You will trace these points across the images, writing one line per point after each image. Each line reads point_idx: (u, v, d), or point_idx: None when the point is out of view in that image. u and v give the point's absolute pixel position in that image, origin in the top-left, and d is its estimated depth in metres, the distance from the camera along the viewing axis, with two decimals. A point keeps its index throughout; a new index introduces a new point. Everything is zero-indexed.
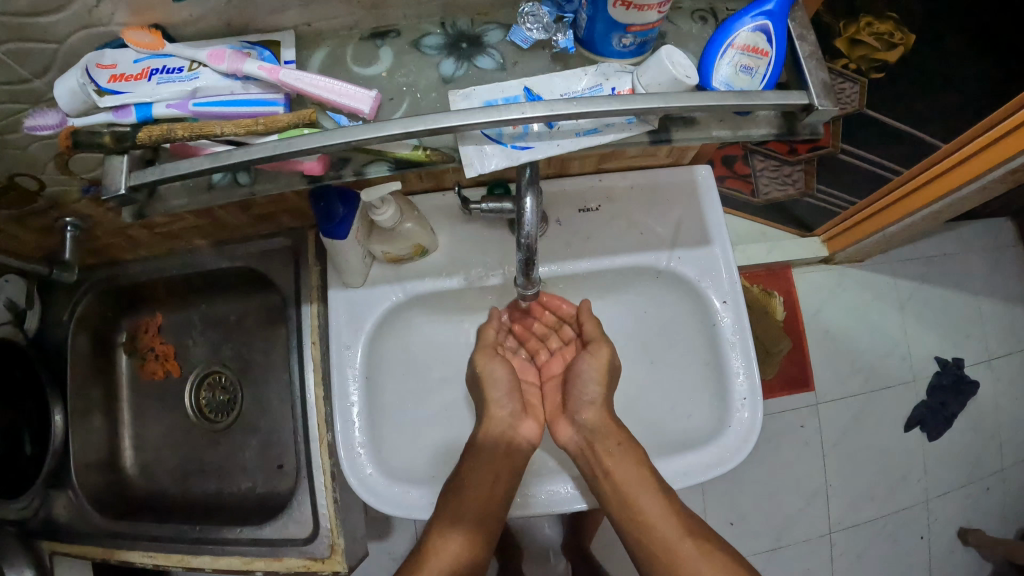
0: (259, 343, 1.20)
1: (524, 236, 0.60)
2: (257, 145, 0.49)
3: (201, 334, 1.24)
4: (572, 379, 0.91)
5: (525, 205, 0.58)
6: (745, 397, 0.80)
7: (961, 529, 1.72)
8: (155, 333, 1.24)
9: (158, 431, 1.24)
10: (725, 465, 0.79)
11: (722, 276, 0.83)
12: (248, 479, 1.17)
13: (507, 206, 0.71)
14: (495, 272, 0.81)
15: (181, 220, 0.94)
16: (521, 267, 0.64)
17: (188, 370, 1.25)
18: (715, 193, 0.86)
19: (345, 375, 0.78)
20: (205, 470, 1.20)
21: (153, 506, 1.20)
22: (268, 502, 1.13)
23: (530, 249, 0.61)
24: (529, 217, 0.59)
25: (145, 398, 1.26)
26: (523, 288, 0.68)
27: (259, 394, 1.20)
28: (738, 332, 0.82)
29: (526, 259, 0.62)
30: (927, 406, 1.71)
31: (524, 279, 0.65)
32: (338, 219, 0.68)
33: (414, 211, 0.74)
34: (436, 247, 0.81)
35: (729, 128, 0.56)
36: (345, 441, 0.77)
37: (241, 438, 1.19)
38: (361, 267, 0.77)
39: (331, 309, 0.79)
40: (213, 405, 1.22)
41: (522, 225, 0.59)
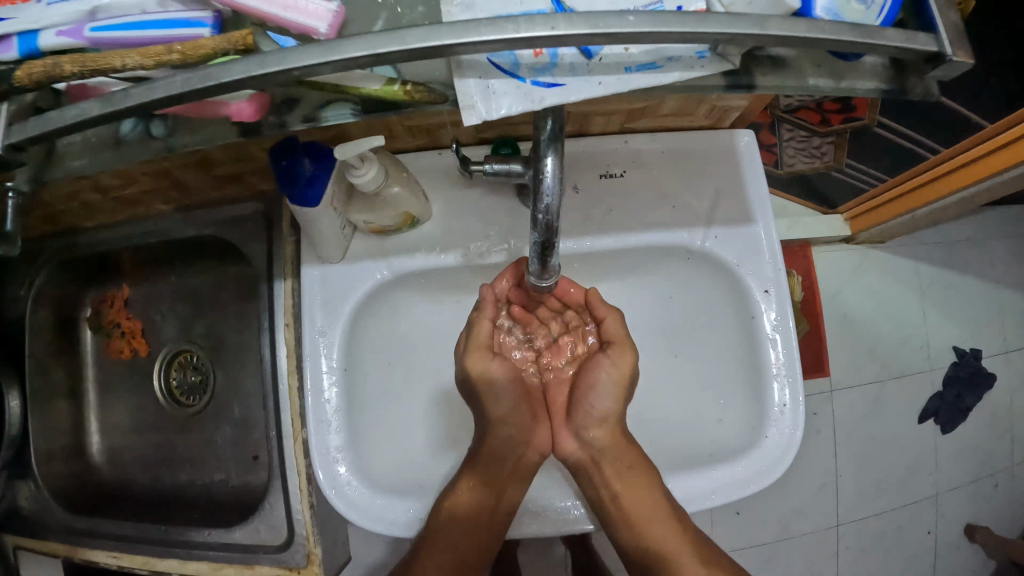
0: (232, 320, 1.08)
1: (541, 211, 0.47)
2: (163, 82, 0.38)
3: (170, 309, 1.12)
4: (584, 387, 0.77)
5: (545, 168, 0.45)
6: (785, 404, 0.69)
7: (968, 525, 1.64)
8: (120, 308, 1.13)
9: (127, 415, 1.13)
10: (759, 482, 0.68)
11: (765, 262, 0.71)
12: (221, 470, 1.06)
13: (517, 168, 0.58)
14: (496, 246, 0.68)
15: (136, 182, 0.80)
16: (534, 250, 0.51)
17: (157, 350, 1.12)
18: (759, 164, 0.73)
19: (318, 366, 0.66)
20: (175, 459, 1.09)
21: (120, 498, 1.09)
22: (239, 498, 1.02)
23: (548, 228, 0.48)
24: (550, 186, 0.46)
25: (111, 378, 1.14)
26: (535, 274, 0.55)
27: (232, 376, 1.08)
28: (781, 327, 0.70)
29: (544, 239, 0.49)
30: (943, 398, 1.61)
31: (537, 264, 0.53)
32: (304, 180, 0.54)
33: (402, 172, 0.61)
34: (428, 217, 0.67)
35: (828, 75, 0.45)
36: (319, 445, 0.66)
37: (212, 424, 1.08)
38: (336, 241, 0.63)
39: (304, 289, 0.67)
40: (185, 387, 1.11)
41: (541, 196, 0.46)
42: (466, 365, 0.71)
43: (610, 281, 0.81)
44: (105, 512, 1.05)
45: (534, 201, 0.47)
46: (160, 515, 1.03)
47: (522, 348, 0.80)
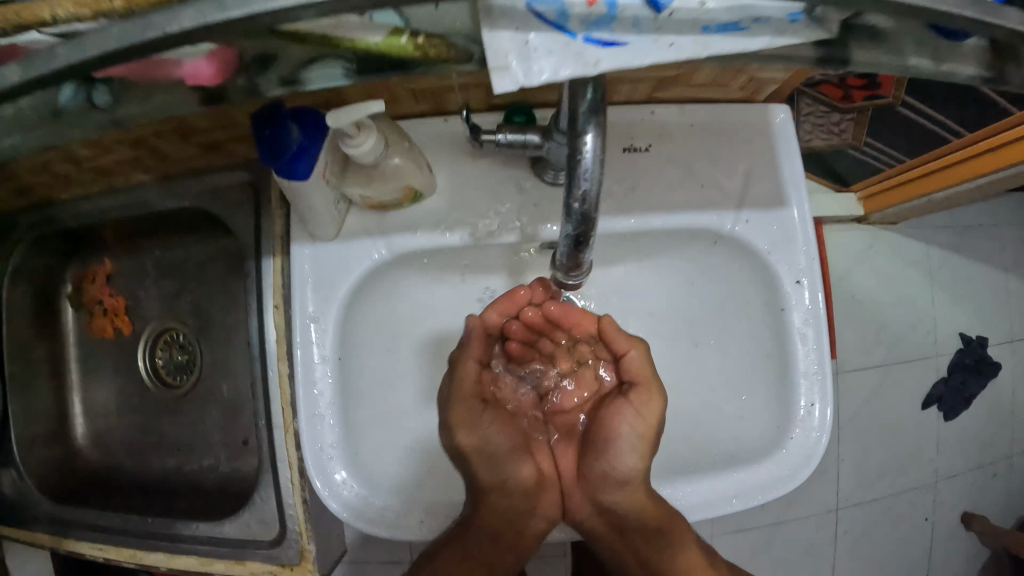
0: (219, 297, 1.01)
1: (576, 199, 0.42)
2: (97, 34, 0.33)
3: (155, 284, 1.05)
4: (604, 445, 0.70)
5: (583, 149, 0.40)
6: (813, 403, 0.65)
7: (965, 513, 1.54)
8: (103, 284, 1.05)
9: (113, 398, 1.07)
10: (780, 487, 0.64)
11: (798, 250, 0.65)
12: (209, 456, 1.01)
13: (534, 139, 0.53)
14: (503, 220, 0.59)
15: (111, 151, 0.72)
16: (564, 243, 0.46)
17: (141, 327, 1.06)
18: (796, 143, 0.66)
19: (308, 356, 0.58)
20: (164, 443, 1.04)
21: (107, 484, 1.04)
22: (229, 486, 0.97)
23: (582, 218, 0.43)
24: (588, 167, 0.40)
25: (96, 357, 1.08)
26: (560, 268, 0.51)
27: (221, 357, 1.01)
28: (813, 321, 0.65)
29: (577, 231, 0.44)
30: (946, 385, 1.51)
31: (568, 260, 0.48)
32: (293, 152, 0.48)
33: (404, 141, 0.54)
34: (431, 191, 0.58)
35: (929, 56, 0.41)
36: (311, 442, 0.59)
37: (201, 406, 1.02)
38: (329, 217, 0.55)
39: (295, 266, 0.58)
40: (171, 366, 1.05)
41: (577, 182, 0.41)
42: (449, 418, 0.66)
43: (625, 262, 0.74)
44: (93, 500, 1.00)
45: (569, 187, 0.42)
46: (147, 502, 0.99)
47: (527, 404, 0.73)
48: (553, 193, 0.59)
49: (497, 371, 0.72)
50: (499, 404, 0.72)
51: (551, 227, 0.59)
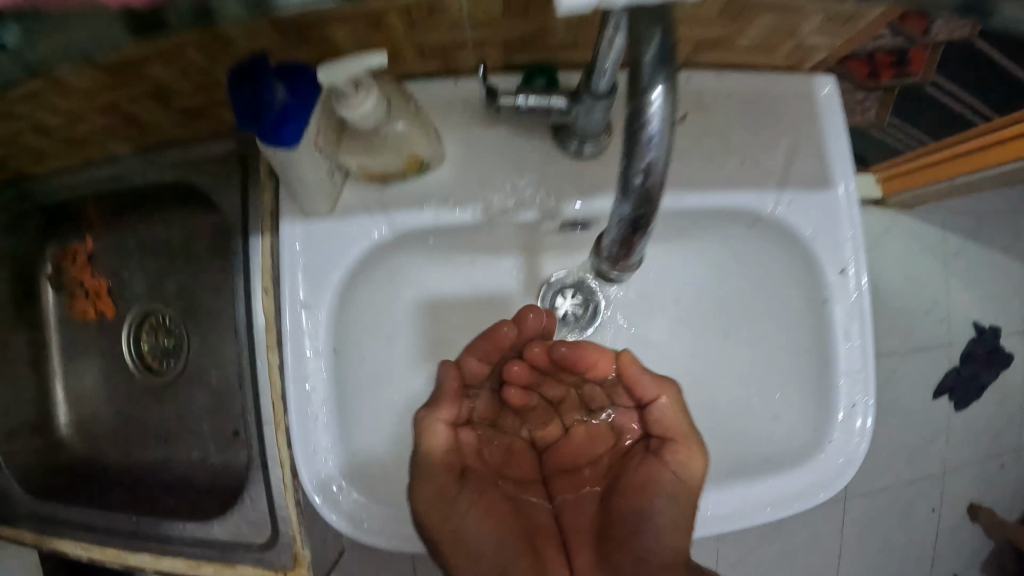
0: (202, 277, 0.90)
1: (636, 175, 0.36)
2: None
3: (138, 264, 0.94)
4: (632, 525, 0.58)
5: (650, 115, 0.33)
6: (854, 404, 0.59)
7: (972, 504, 1.35)
8: (84, 264, 0.96)
9: (98, 386, 0.99)
10: (818, 496, 0.58)
11: (844, 237, 0.59)
12: (198, 448, 0.93)
13: (558, 103, 0.46)
14: (519, 195, 0.52)
15: (81, 119, 0.64)
16: (618, 228, 0.41)
17: (124, 310, 0.97)
18: (842, 118, 0.60)
19: (299, 349, 0.52)
20: (151, 434, 0.96)
21: (92, 478, 0.97)
22: (218, 480, 0.90)
23: (642, 198, 0.37)
24: (654, 134, 0.34)
25: (78, 343, 0.99)
26: (607, 254, 0.45)
27: (207, 344, 0.92)
28: (859, 314, 0.58)
29: (636, 213, 0.39)
30: (955, 374, 1.31)
31: (620, 245, 0.42)
32: (276, 117, 0.40)
33: (409, 102, 0.46)
34: (439, 160, 0.51)
35: None
36: (303, 444, 0.53)
37: (187, 396, 0.94)
38: (322, 190, 0.48)
39: (282, 247, 0.51)
40: (157, 352, 0.96)
41: (640, 156, 0.35)
42: (424, 498, 0.53)
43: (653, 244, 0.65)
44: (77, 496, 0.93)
45: (630, 162, 0.36)
46: (134, 496, 0.93)
47: (527, 465, 0.64)
48: (576, 165, 0.52)
49: (488, 432, 0.62)
50: (489, 475, 0.61)
51: (574, 204, 0.52)
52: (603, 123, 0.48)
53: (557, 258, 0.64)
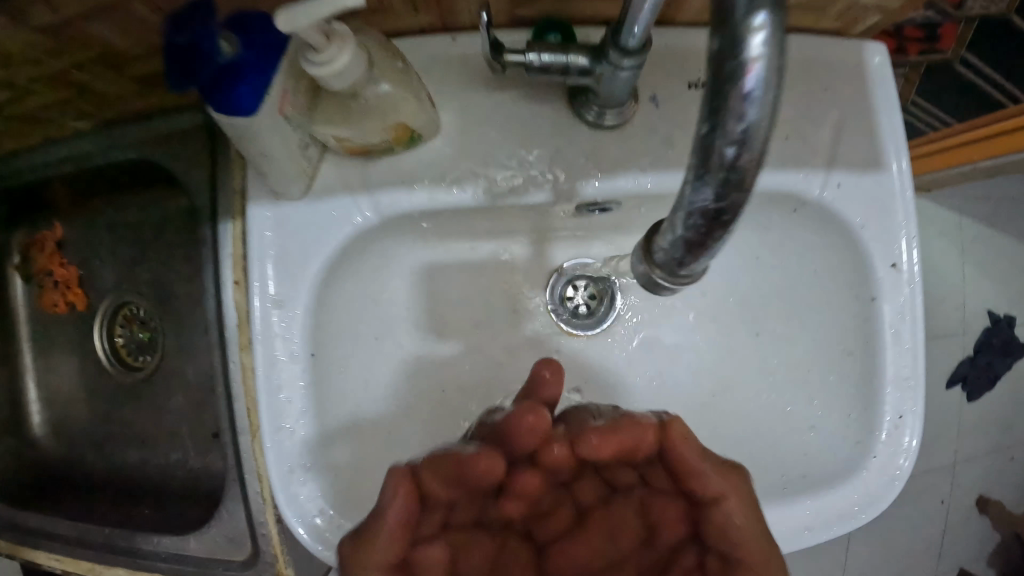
0: (178, 263, 0.81)
1: (728, 142, 0.28)
2: None
3: (109, 250, 0.83)
4: None
5: (749, 61, 0.26)
6: (901, 416, 0.52)
7: (983, 496, 1.05)
8: (52, 252, 0.83)
9: (72, 383, 0.87)
10: (861, 517, 0.51)
11: (897, 227, 0.51)
12: (176, 450, 0.83)
13: (577, 61, 0.38)
14: (529, 173, 0.45)
15: (26, 95, 0.55)
16: (690, 228, 0.32)
17: (95, 301, 0.85)
18: (894, 90, 0.52)
19: (271, 356, 0.44)
20: (127, 434, 0.85)
21: (63, 481, 0.85)
22: (199, 484, 0.80)
23: (733, 176, 0.29)
24: (754, 85, 0.27)
25: (47, 339, 0.86)
26: (660, 268, 0.36)
27: (185, 338, 0.82)
28: (910, 313, 0.52)
29: (720, 204, 0.30)
30: (968, 363, 1.02)
31: (686, 252, 0.33)
32: (227, 73, 0.33)
33: (397, 60, 0.38)
34: (433, 131, 0.44)
35: None
36: (278, 463, 0.45)
37: (166, 393, 0.83)
38: (292, 167, 0.40)
39: (249, 234, 0.44)
40: (132, 346, 0.85)
41: (737, 117, 0.27)
42: None
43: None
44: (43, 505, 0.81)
45: (720, 126, 0.28)
46: (109, 504, 0.82)
47: None
48: (595, 138, 0.45)
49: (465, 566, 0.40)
50: None
51: (592, 182, 0.44)
52: (629, 88, 0.41)
53: (566, 247, 0.58)
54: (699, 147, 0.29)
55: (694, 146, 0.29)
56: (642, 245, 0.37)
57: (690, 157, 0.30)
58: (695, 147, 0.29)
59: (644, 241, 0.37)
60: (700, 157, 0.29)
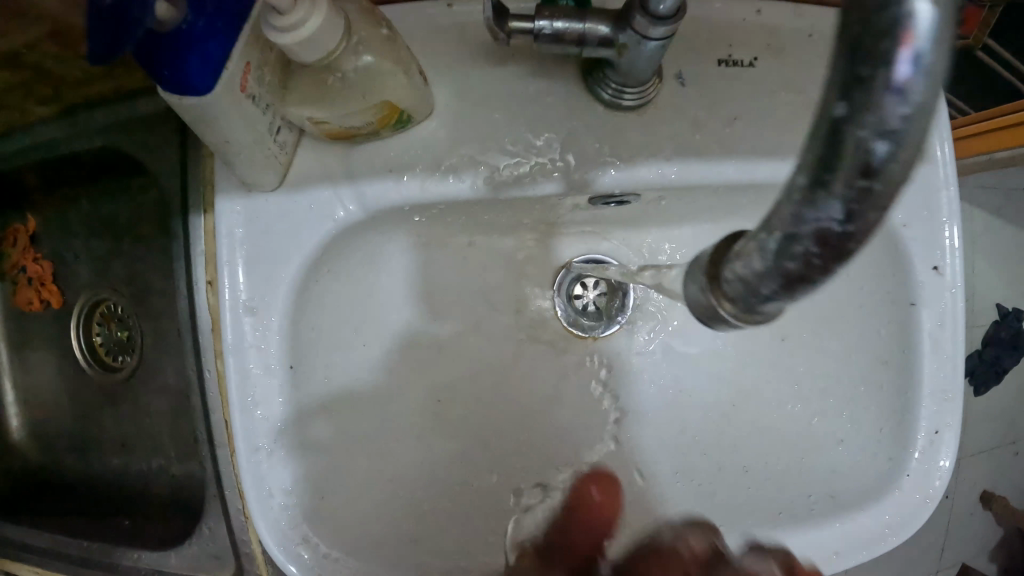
0: (147, 250, 0.65)
1: (879, 132, 0.18)
2: None
3: (81, 239, 0.70)
4: None
5: (914, 9, 0.17)
6: (938, 430, 0.47)
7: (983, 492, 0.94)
8: (25, 247, 0.73)
9: (55, 384, 0.76)
10: (891, 541, 0.46)
11: (939, 223, 0.47)
12: (157, 457, 0.69)
13: (601, 30, 0.33)
14: (538, 159, 0.39)
15: None
16: (796, 255, 0.21)
17: (69, 297, 0.73)
18: None
19: (243, 366, 0.39)
20: (104, 442, 0.72)
21: (47, 489, 0.74)
22: (179, 494, 0.67)
23: (874, 187, 0.19)
24: (921, 46, 0.18)
25: (23, 340, 0.76)
26: (734, 304, 0.25)
27: (160, 341, 0.68)
28: (951, 320, 0.47)
29: (848, 226, 0.20)
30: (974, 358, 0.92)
31: (780, 287, 0.23)
32: (169, 43, 0.28)
33: (380, 26, 0.33)
34: (425, 111, 0.38)
35: None
36: (255, 487, 0.41)
37: (142, 404, 0.70)
38: (263, 155, 0.35)
39: (218, 232, 0.39)
40: (109, 347, 0.72)
41: (895, 97, 0.18)
42: None
43: (701, 219, 0.50)
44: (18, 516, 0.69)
45: (863, 110, 0.18)
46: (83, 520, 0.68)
47: None
48: (612, 121, 0.39)
49: None
50: None
51: (609, 171, 0.39)
52: (654, 63, 0.35)
53: (574, 242, 0.52)
54: (821, 141, 0.20)
55: (813, 141, 0.20)
56: (710, 267, 0.26)
57: (804, 156, 0.21)
58: (816, 141, 0.20)
59: (712, 262, 0.26)
60: (824, 155, 0.20)
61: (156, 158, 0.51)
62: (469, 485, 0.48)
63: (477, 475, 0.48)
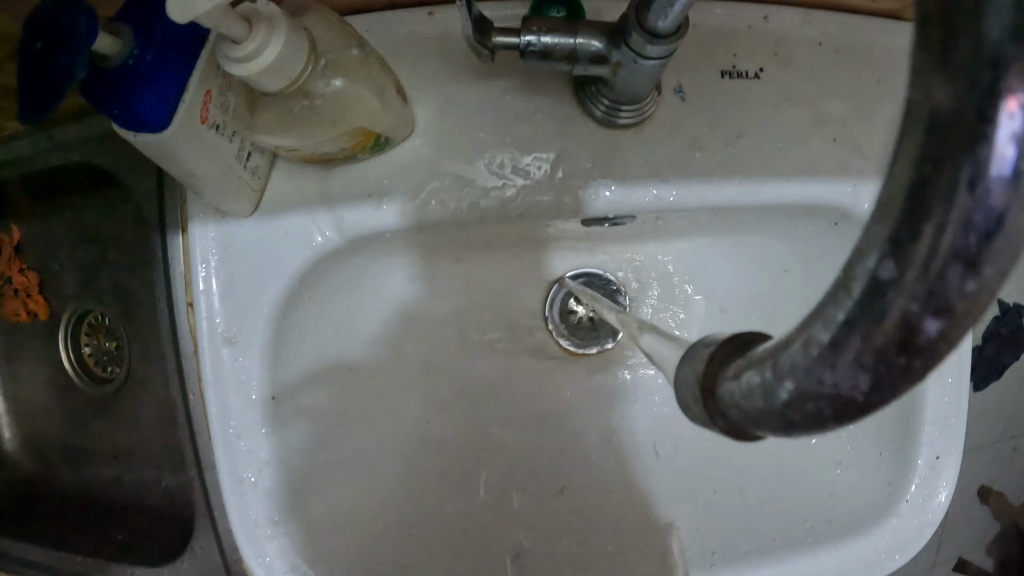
0: (130, 259, 0.63)
1: (931, 309, 0.16)
2: None
3: (65, 250, 0.68)
4: None
5: (998, 176, 0.15)
6: (939, 456, 0.46)
7: (982, 487, 0.93)
8: (12, 257, 0.70)
9: (45, 394, 0.74)
10: (892, 566, 0.45)
11: None
12: (148, 465, 0.67)
13: (593, 44, 0.31)
14: (526, 179, 0.37)
15: None
16: (806, 414, 0.19)
17: (57, 308, 0.71)
18: None
19: (225, 396, 0.38)
20: (95, 449, 0.71)
21: (39, 499, 0.72)
22: (172, 504, 0.65)
23: (914, 363, 0.17)
24: (991, 230, 0.15)
25: (10, 350, 0.75)
26: (727, 425, 0.21)
27: (147, 351, 0.66)
28: (957, 342, 0.45)
29: (872, 398, 0.18)
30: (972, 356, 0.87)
31: (779, 431, 0.20)
32: (118, 81, 0.26)
33: (350, 46, 0.31)
34: (404, 131, 0.36)
35: None
36: (240, 519, 0.39)
37: (131, 413, 0.68)
38: (229, 184, 0.33)
39: (192, 257, 0.37)
40: (98, 356, 0.70)
41: (961, 271, 0.16)
42: None
43: (700, 233, 0.48)
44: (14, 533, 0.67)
45: (917, 278, 0.16)
46: (74, 532, 0.67)
47: None
48: (607, 138, 0.37)
49: None
50: None
51: (602, 191, 0.37)
52: (652, 80, 0.33)
53: (569, 254, 0.50)
54: (857, 298, 0.17)
55: (848, 296, 0.17)
56: (704, 374, 0.22)
57: (832, 309, 0.18)
58: (851, 296, 0.17)
59: (708, 369, 0.22)
60: (856, 315, 0.17)
61: (132, 174, 0.49)
62: (460, 512, 0.46)
63: (465, 497, 0.47)
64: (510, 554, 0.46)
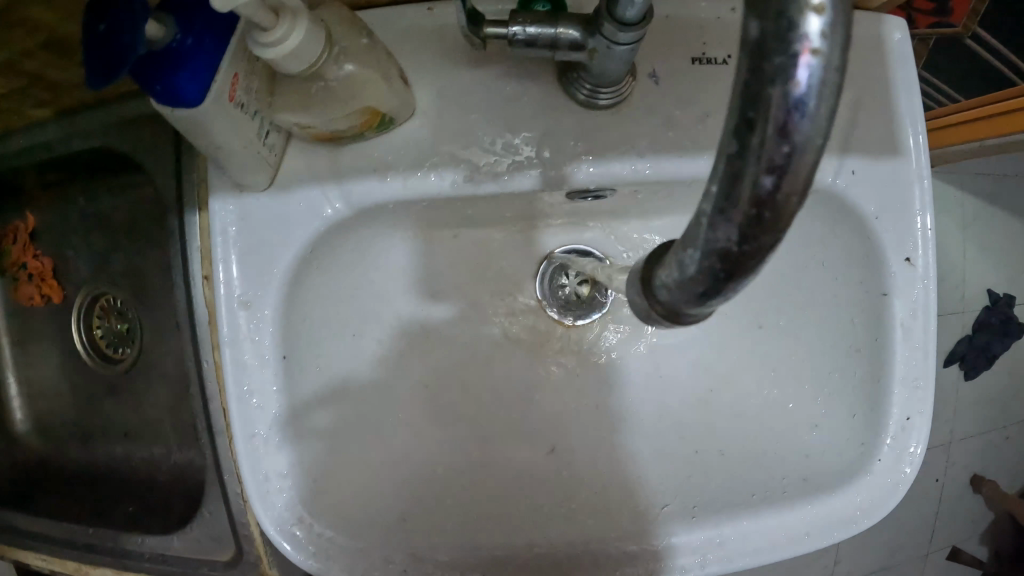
0: (145, 243, 0.66)
1: (765, 169, 0.20)
2: None
3: (81, 235, 0.71)
4: None
5: (799, 67, 0.18)
6: (909, 417, 0.48)
7: (975, 474, 0.96)
8: (25, 243, 0.73)
9: (57, 377, 0.76)
10: (862, 523, 0.48)
11: (911, 220, 0.48)
12: (160, 441, 0.70)
13: (570, 33, 0.35)
14: (515, 156, 0.41)
15: None
16: (701, 270, 0.22)
17: (71, 292, 0.73)
18: (914, 70, 0.48)
19: (241, 357, 0.41)
20: (107, 428, 0.73)
21: (50, 479, 0.74)
22: (183, 480, 0.67)
23: (763, 215, 0.20)
24: (801, 103, 0.19)
25: (23, 333, 0.77)
26: (662, 309, 0.26)
27: (160, 332, 0.69)
28: (922, 309, 0.48)
29: (744, 247, 0.21)
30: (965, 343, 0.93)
31: (694, 302, 0.24)
32: (159, 61, 0.30)
33: (359, 35, 0.35)
34: (406, 113, 0.40)
35: None
36: (252, 469, 0.42)
37: (143, 393, 0.71)
38: (253, 157, 0.37)
39: (212, 231, 0.40)
40: (110, 338, 0.73)
41: (777, 139, 0.19)
42: None
43: (680, 211, 0.52)
44: (25, 509, 0.69)
45: (755, 148, 0.20)
46: (87, 508, 0.69)
47: None
48: (587, 119, 0.41)
49: None
50: None
51: (584, 166, 0.41)
52: (626, 64, 0.37)
53: (559, 231, 0.54)
54: (722, 171, 0.21)
55: (717, 170, 0.21)
56: (642, 272, 0.27)
57: (709, 185, 0.22)
58: (718, 173, 0.21)
59: (645, 268, 0.27)
60: (724, 185, 0.21)
61: (151, 158, 0.53)
62: (456, 469, 0.50)
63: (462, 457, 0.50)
64: (506, 509, 0.49)
